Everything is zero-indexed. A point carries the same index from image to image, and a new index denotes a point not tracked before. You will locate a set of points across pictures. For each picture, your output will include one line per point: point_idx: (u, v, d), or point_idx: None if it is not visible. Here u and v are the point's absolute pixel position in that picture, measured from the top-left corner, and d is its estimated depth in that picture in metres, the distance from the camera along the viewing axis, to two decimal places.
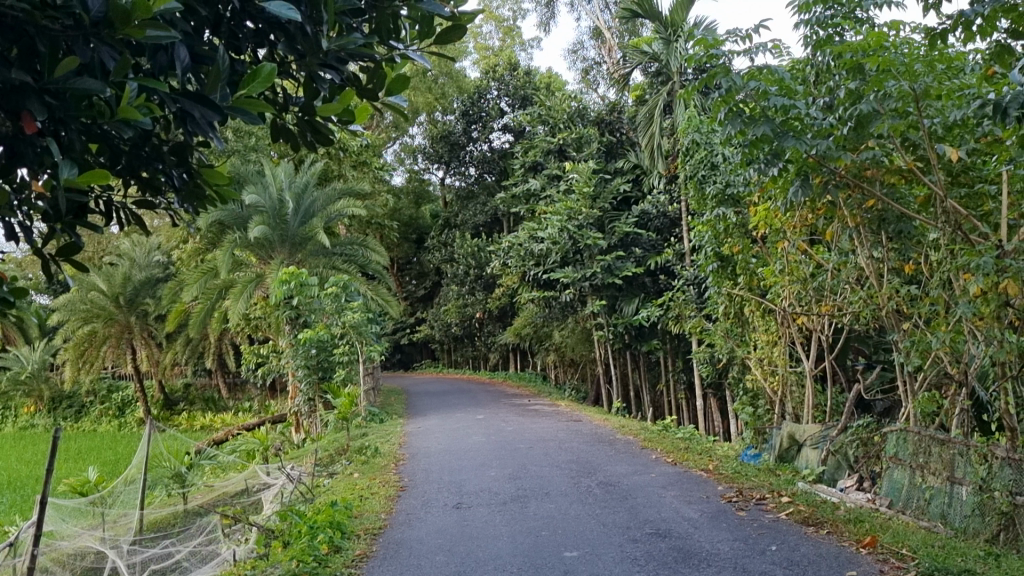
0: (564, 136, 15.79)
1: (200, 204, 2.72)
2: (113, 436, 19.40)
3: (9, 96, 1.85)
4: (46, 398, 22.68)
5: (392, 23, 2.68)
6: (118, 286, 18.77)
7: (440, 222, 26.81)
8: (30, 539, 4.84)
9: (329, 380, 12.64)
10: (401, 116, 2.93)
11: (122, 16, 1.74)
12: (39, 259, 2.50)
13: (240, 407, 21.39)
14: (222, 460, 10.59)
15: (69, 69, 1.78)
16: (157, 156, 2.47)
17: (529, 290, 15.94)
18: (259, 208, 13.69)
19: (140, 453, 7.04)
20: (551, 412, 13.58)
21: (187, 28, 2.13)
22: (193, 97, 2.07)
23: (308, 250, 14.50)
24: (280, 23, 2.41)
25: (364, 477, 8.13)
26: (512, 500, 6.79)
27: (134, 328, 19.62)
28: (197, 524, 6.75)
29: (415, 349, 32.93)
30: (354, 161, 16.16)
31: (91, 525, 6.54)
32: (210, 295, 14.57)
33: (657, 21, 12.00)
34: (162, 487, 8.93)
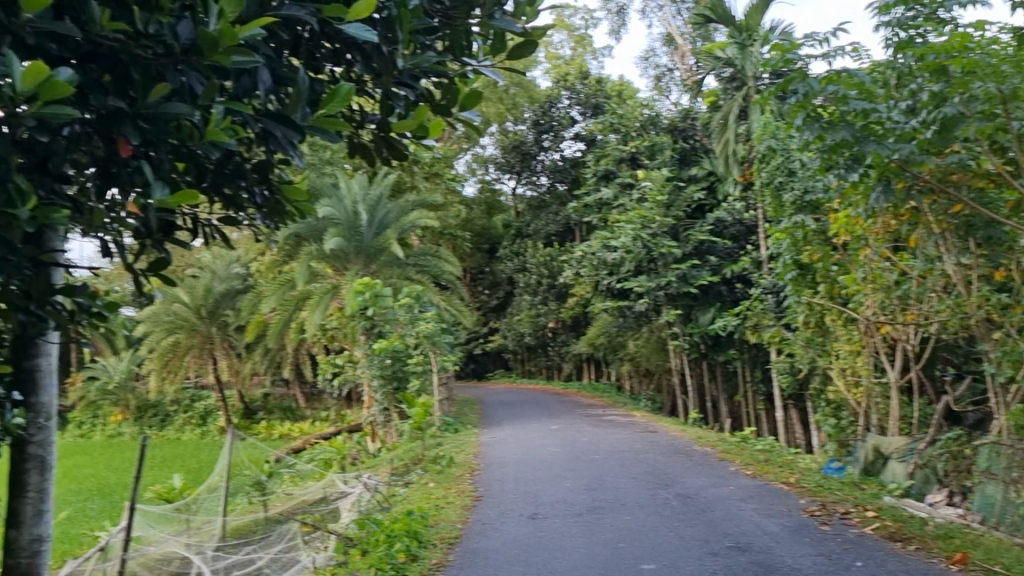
0: (637, 145, 15.69)
1: (281, 219, 2.78)
2: (195, 445, 19.95)
3: (104, 122, 1.94)
4: (133, 407, 23.48)
5: (464, 40, 2.76)
6: (200, 298, 19.41)
7: (512, 232, 26.84)
8: (121, 542, 5.04)
9: (404, 390, 12.67)
10: (473, 131, 2.91)
11: (210, 44, 1.80)
12: (130, 273, 2.60)
13: (317, 416, 21.68)
14: (301, 469, 10.73)
15: (160, 95, 1.85)
16: (240, 173, 2.56)
17: (602, 300, 15.82)
18: (334, 220, 13.96)
19: (222, 461, 7.25)
20: (625, 423, 13.48)
21: (269, 51, 2.17)
22: (274, 117, 2.13)
23: (382, 261, 14.71)
24: (356, 43, 2.47)
25: (439, 487, 8.18)
26: (588, 511, 6.76)
27: (215, 339, 20.18)
28: (278, 531, 6.82)
29: (489, 359, 32.95)
30: (426, 173, 16.35)
31: (176, 531, 6.81)
32: (288, 307, 14.89)
33: (731, 26, 11.86)
34: (244, 495, 9.16)
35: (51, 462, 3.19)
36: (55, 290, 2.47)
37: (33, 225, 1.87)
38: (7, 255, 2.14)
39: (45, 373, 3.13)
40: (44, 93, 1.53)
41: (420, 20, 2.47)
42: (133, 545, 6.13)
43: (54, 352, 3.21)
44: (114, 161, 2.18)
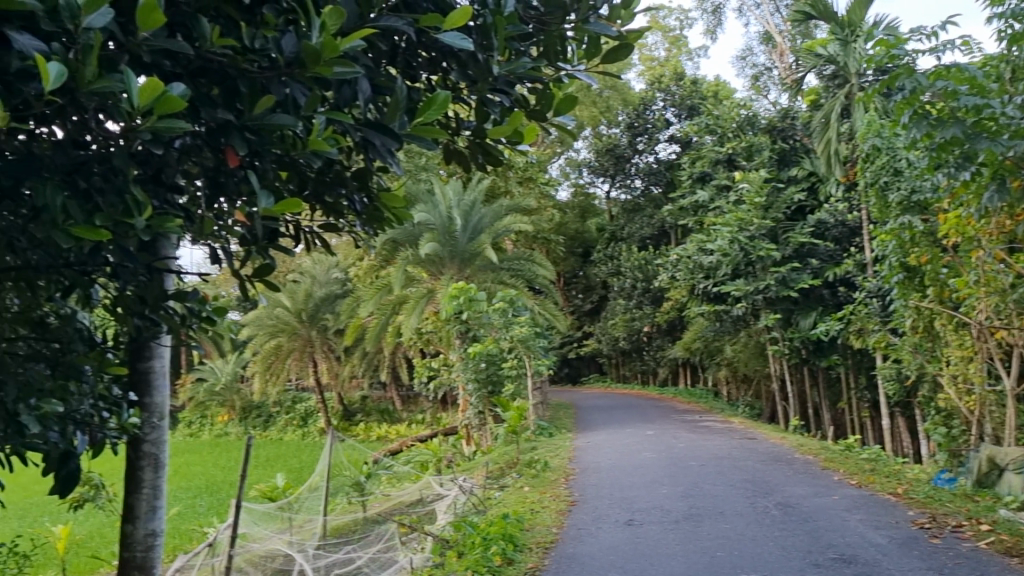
0: (734, 146, 15.41)
1: (380, 225, 2.83)
2: (297, 446, 20.52)
3: (213, 134, 2.01)
4: (238, 408, 24.32)
5: (559, 45, 2.76)
6: (301, 302, 19.95)
7: (606, 236, 26.68)
8: (229, 538, 5.23)
9: (499, 394, 12.70)
10: (568, 135, 2.90)
11: (312, 56, 1.84)
12: (237, 279, 2.67)
13: (413, 418, 21.98)
14: (398, 471, 10.89)
15: (265, 107, 1.91)
16: (341, 181, 2.62)
17: (698, 304, 15.58)
18: (430, 225, 14.18)
19: (322, 462, 7.45)
20: (723, 430, 13.22)
21: (368, 61, 2.22)
22: (373, 126, 2.16)
23: (476, 265, 14.84)
24: (453, 50, 2.50)
25: (534, 491, 8.20)
26: (685, 519, 6.66)
27: (316, 342, 20.71)
28: (376, 532, 6.93)
29: (584, 364, 32.81)
30: (520, 177, 16.42)
31: (279, 529, 7.03)
32: (385, 311, 15.16)
33: (833, 22, 11.51)
34: (343, 495, 9.36)
35: (164, 459, 3.35)
36: (168, 295, 2.56)
37: (149, 235, 1.93)
38: (123, 262, 2.21)
39: (158, 373, 3.29)
40: (158, 107, 1.59)
41: (516, 26, 2.48)
42: (239, 542, 6.37)
43: (166, 354, 3.38)
44: (222, 172, 2.26)
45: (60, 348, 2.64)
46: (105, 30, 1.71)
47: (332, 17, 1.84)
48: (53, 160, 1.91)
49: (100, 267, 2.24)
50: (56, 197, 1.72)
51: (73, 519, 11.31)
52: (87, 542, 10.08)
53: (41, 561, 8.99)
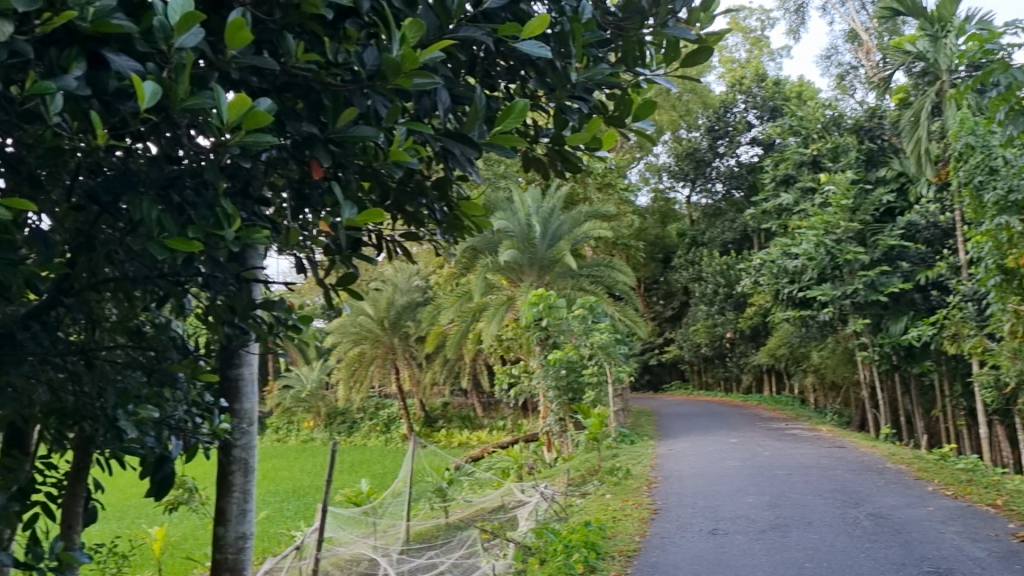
0: (819, 147, 15.06)
1: (460, 233, 2.85)
2: (380, 452, 20.83)
3: (299, 146, 2.06)
4: (323, 414, 24.84)
5: (637, 50, 2.75)
6: (383, 309, 20.27)
7: (687, 241, 26.35)
8: (316, 542, 5.34)
9: (580, 401, 12.60)
10: (647, 141, 2.89)
11: (392, 69, 1.86)
12: (322, 288, 2.73)
13: (494, 425, 22.05)
14: (479, 477, 10.94)
15: (348, 119, 1.95)
16: (420, 190, 2.66)
17: (783, 309, 15.26)
18: (509, 233, 14.27)
19: (405, 468, 7.56)
20: (810, 438, 12.90)
21: (447, 72, 2.24)
22: (453, 135, 2.18)
23: (556, 272, 14.83)
24: (530, 59, 2.51)
25: (616, 499, 8.14)
26: (772, 529, 6.52)
27: (398, 349, 21.00)
28: (459, 538, 6.96)
29: (665, 371, 32.42)
30: (599, 184, 16.38)
31: (364, 533, 7.17)
32: (466, 317, 15.29)
33: (922, 18, 11.14)
34: (426, 500, 9.46)
35: (253, 464, 3.45)
36: (256, 304, 2.64)
37: (238, 246, 1.99)
38: (214, 272, 2.28)
39: (248, 381, 3.41)
40: (247, 123, 1.64)
41: (593, 34, 2.48)
42: (325, 545, 6.53)
43: (254, 362, 3.49)
44: (308, 183, 2.33)
45: (154, 356, 2.69)
46: (196, 48, 1.77)
47: (412, 28, 1.86)
48: (147, 173, 1.96)
49: (193, 276, 2.32)
50: (151, 212, 1.79)
51: (168, 522, 11.74)
52: (181, 544, 10.45)
53: (139, 561, 9.35)
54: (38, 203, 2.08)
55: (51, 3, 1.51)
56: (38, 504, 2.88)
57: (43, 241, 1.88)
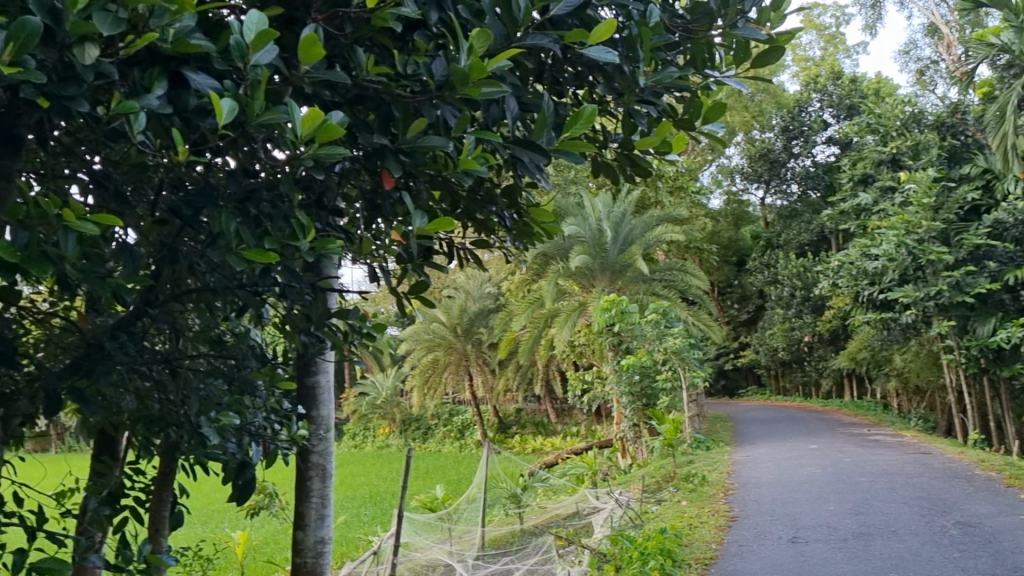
0: (898, 145, 14.66)
1: (530, 240, 2.85)
2: (455, 458, 20.97)
3: (370, 158, 2.10)
4: (399, 420, 25.14)
5: (707, 52, 2.72)
6: (456, 316, 20.44)
7: (762, 244, 25.89)
8: (392, 547, 5.40)
9: (654, 406, 12.41)
10: (718, 143, 2.85)
11: (460, 78, 1.87)
12: (394, 297, 2.75)
13: (568, 431, 21.97)
14: (553, 483, 10.93)
15: (417, 129, 1.97)
16: (491, 199, 2.67)
17: (863, 312, 14.87)
18: (580, 238, 14.26)
19: (479, 474, 7.60)
20: (894, 444, 12.51)
21: (515, 80, 2.25)
22: (522, 143, 2.19)
23: (627, 277, 14.72)
24: (598, 65, 2.52)
25: (692, 506, 8.03)
26: (855, 537, 6.35)
27: (471, 356, 21.12)
28: (533, 544, 6.95)
29: (741, 376, 31.88)
30: (671, 187, 16.22)
31: (440, 538, 7.25)
32: (538, 324, 15.33)
33: (1005, 10, 10.70)
34: (500, 506, 9.50)
35: (331, 469, 3.52)
36: (331, 313, 2.69)
37: (313, 256, 2.03)
38: (291, 282, 2.33)
39: (323, 388, 3.48)
40: (320, 136, 1.66)
41: (661, 36, 2.47)
42: (402, 551, 6.61)
43: (330, 369, 3.56)
44: (379, 194, 2.37)
45: (235, 365, 2.77)
46: (271, 65, 1.82)
47: (480, 39, 1.87)
48: (225, 187, 2.01)
49: (271, 286, 2.38)
50: (229, 224, 1.84)
51: (250, 526, 12.05)
52: (262, 548, 10.70)
53: (223, 564, 9.61)
54: (124, 218, 2.16)
55: (134, 26, 1.55)
56: (127, 508, 2.97)
57: (129, 254, 1.94)
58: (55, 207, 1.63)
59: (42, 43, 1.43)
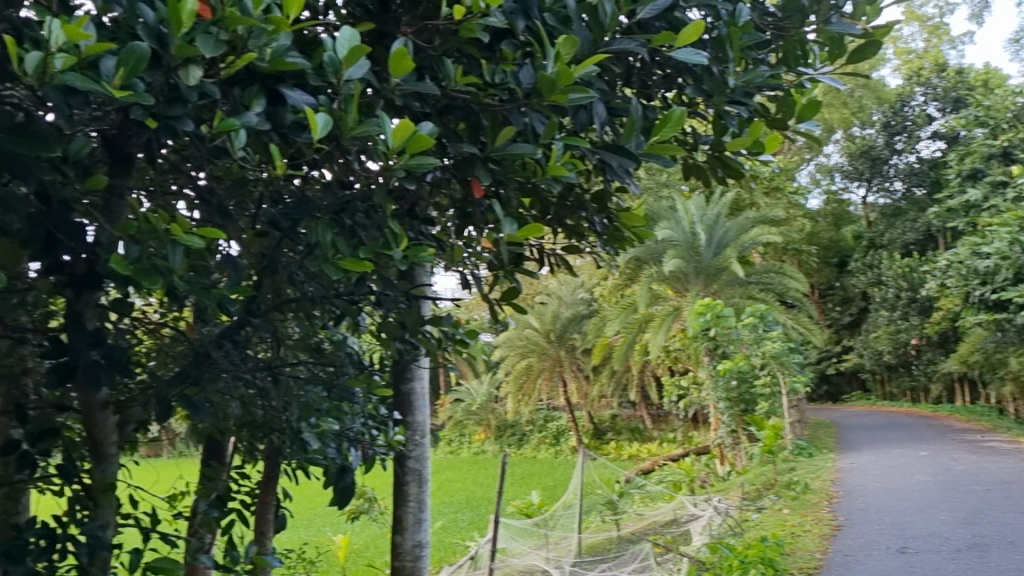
0: (1010, 137, 14.01)
1: (621, 245, 2.82)
2: (551, 464, 20.98)
3: (461, 166, 2.13)
4: (494, 426, 25.31)
5: (800, 49, 2.65)
6: (549, 322, 20.48)
7: (864, 244, 25.05)
8: (490, 552, 5.46)
9: (753, 412, 11.97)
10: (814, 141, 2.77)
11: (548, 86, 1.86)
12: (486, 303, 2.78)
13: (664, 437, 21.68)
14: (650, 490, 10.82)
15: (506, 137, 1.98)
16: (581, 204, 2.68)
17: (974, 313, 14.23)
18: (673, 241, 14.16)
19: (576, 480, 7.60)
20: (1010, 451, 11.91)
21: (603, 85, 2.24)
22: (611, 148, 2.17)
23: (723, 280, 14.39)
24: (687, 66, 2.49)
25: (795, 515, 7.83)
26: (968, 548, 6.09)
27: (564, 362, 21.06)
28: (631, 551, 6.89)
29: (845, 380, 30.88)
30: (766, 188, 15.90)
31: (537, 545, 7.31)
32: (632, 329, 15.25)
33: None
34: (596, 513, 9.45)
35: (427, 474, 3.58)
36: (425, 320, 2.74)
37: (406, 265, 2.06)
38: (385, 290, 2.39)
39: (418, 395, 3.54)
40: (410, 147, 1.68)
41: (751, 35, 2.42)
42: (499, 556, 6.69)
43: (425, 375, 3.62)
44: (470, 202, 2.40)
45: (333, 371, 2.86)
46: (364, 79, 1.86)
47: (566, 46, 1.87)
48: (322, 199, 2.07)
49: (365, 295, 2.45)
50: (325, 235, 1.90)
51: (351, 530, 12.34)
52: (363, 552, 10.91)
53: (325, 567, 9.87)
54: (228, 231, 2.26)
55: (234, 47, 1.60)
56: (234, 511, 3.09)
57: (232, 266, 2.01)
58: (165, 222, 1.71)
59: (149, 66, 1.50)
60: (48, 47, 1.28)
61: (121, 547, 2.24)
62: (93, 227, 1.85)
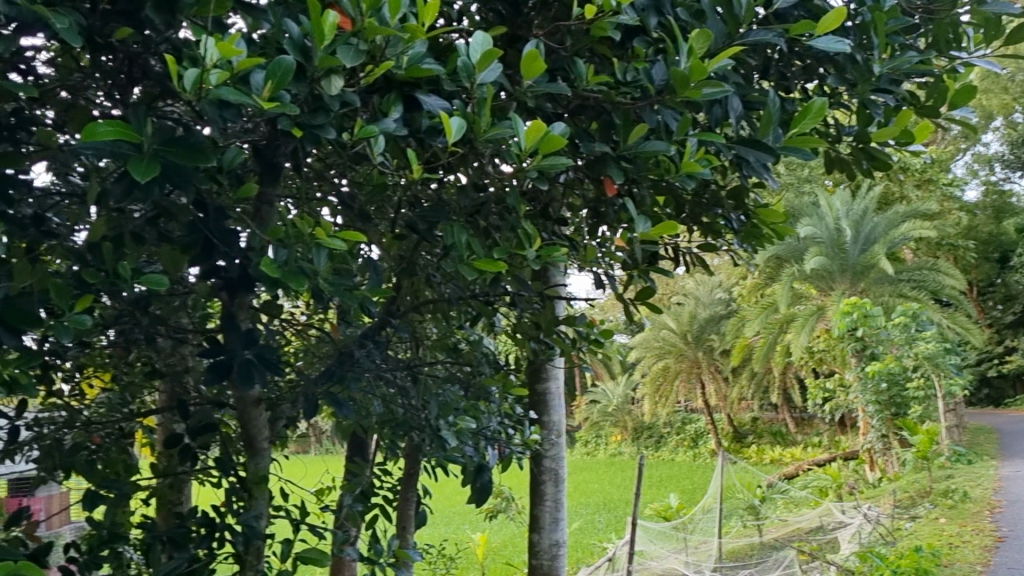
0: None
1: (759, 242, 2.75)
2: (689, 467, 20.65)
3: (594, 166, 2.12)
4: (631, 428, 25.14)
5: (951, 32, 2.53)
6: (686, 323, 20.16)
7: None
8: (626, 555, 5.43)
9: (905, 416, 11.39)
10: (970, 130, 2.56)
11: (681, 81, 1.82)
12: (619, 302, 2.73)
13: (809, 441, 20.86)
14: (795, 495, 10.47)
15: (639, 135, 1.95)
16: (717, 201, 2.59)
17: None
18: (816, 239, 13.71)
19: (715, 484, 7.43)
20: None
21: (738, 78, 2.17)
22: (747, 142, 2.08)
23: (871, 278, 13.64)
24: (828, 56, 2.42)
25: (952, 524, 7.40)
26: None
27: (703, 363, 20.61)
28: (774, 557, 6.69)
29: (1009, 383, 28.83)
30: (918, 180, 15.12)
31: (676, 548, 7.24)
32: (773, 330, 14.88)
33: None
34: (737, 517, 9.24)
35: (564, 474, 3.59)
36: (559, 320, 2.74)
37: (539, 266, 2.04)
38: (519, 290, 2.41)
39: (554, 395, 3.55)
40: (543, 148, 1.68)
41: (898, 20, 2.32)
42: (637, 559, 6.68)
43: (561, 375, 3.64)
44: (603, 201, 2.40)
45: (470, 371, 2.92)
46: (496, 82, 1.89)
47: (700, 40, 1.84)
48: (458, 202, 2.12)
49: (500, 295, 2.49)
50: (460, 236, 1.93)
51: (489, 528, 12.54)
52: (502, 550, 11.09)
53: (465, 563, 10.11)
54: (370, 235, 2.35)
55: (374, 57, 1.66)
56: (378, 506, 3.21)
57: (373, 268, 2.05)
58: (311, 226, 1.78)
59: (295, 79, 1.57)
60: (205, 64, 1.37)
61: (275, 537, 2.35)
62: (246, 232, 1.96)
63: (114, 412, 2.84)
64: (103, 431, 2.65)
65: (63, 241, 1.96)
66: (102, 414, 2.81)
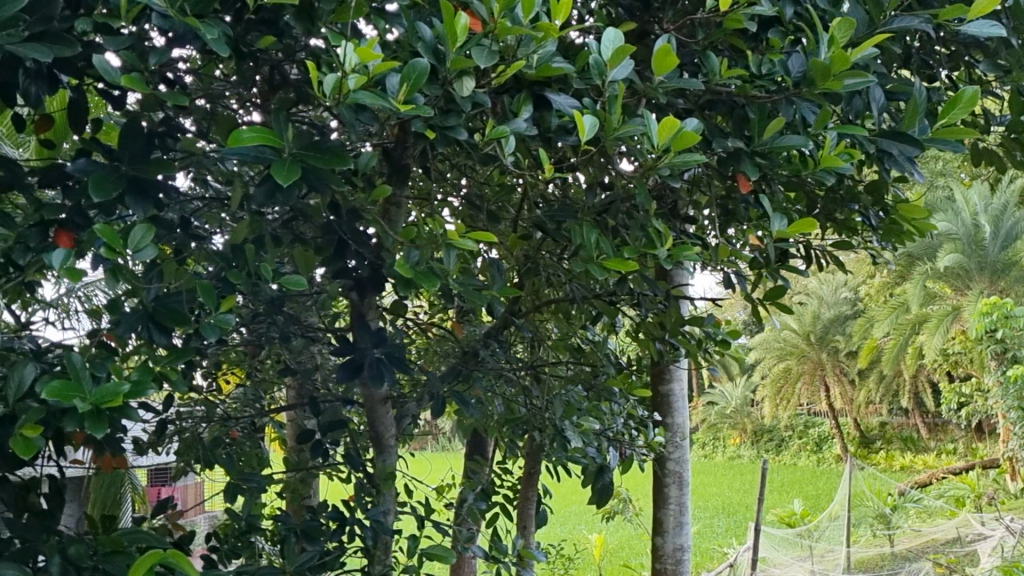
0: None
1: (899, 239, 2.61)
2: (812, 472, 19.98)
3: (725, 163, 2.05)
4: (750, 430, 24.52)
5: None
6: (808, 323, 19.50)
7: None
8: (750, 561, 5.29)
9: None
10: None
11: (821, 72, 1.75)
12: (749, 302, 2.65)
13: (943, 448, 19.82)
14: (928, 504, 9.98)
15: (775, 130, 1.87)
16: (853, 196, 2.45)
17: None
18: (952, 235, 13.01)
19: (843, 490, 7.14)
20: None
21: (880, 68, 2.07)
22: (891, 134, 1.97)
23: (1013, 277, 12.91)
24: (978, 40, 2.28)
25: None
26: None
27: (826, 366, 19.92)
28: (909, 570, 6.36)
29: None
30: None
31: (800, 556, 7.01)
32: (904, 330, 14.36)
33: None
34: (867, 526, 8.89)
35: (688, 477, 3.51)
36: (685, 320, 2.68)
37: (670, 264, 1.99)
38: (645, 289, 2.37)
39: (678, 396, 3.49)
40: (676, 144, 1.65)
41: None
42: (760, 566, 6.50)
43: (685, 377, 3.57)
44: (732, 199, 2.33)
45: (592, 371, 2.89)
46: (626, 79, 1.86)
47: (841, 29, 1.76)
48: (585, 201, 2.09)
49: (625, 295, 2.45)
50: (589, 234, 1.91)
51: (606, 529, 12.50)
52: (620, 551, 11.04)
53: (582, 564, 10.10)
54: (496, 235, 2.36)
55: (505, 56, 1.65)
56: (499, 504, 3.21)
57: (496, 269, 2.05)
58: (439, 226, 1.79)
59: (427, 81, 1.59)
60: (343, 69, 1.39)
61: (402, 533, 2.38)
62: (375, 234, 1.99)
63: (248, 408, 2.95)
64: (238, 425, 2.76)
65: (205, 243, 2.05)
66: (236, 408, 2.92)
